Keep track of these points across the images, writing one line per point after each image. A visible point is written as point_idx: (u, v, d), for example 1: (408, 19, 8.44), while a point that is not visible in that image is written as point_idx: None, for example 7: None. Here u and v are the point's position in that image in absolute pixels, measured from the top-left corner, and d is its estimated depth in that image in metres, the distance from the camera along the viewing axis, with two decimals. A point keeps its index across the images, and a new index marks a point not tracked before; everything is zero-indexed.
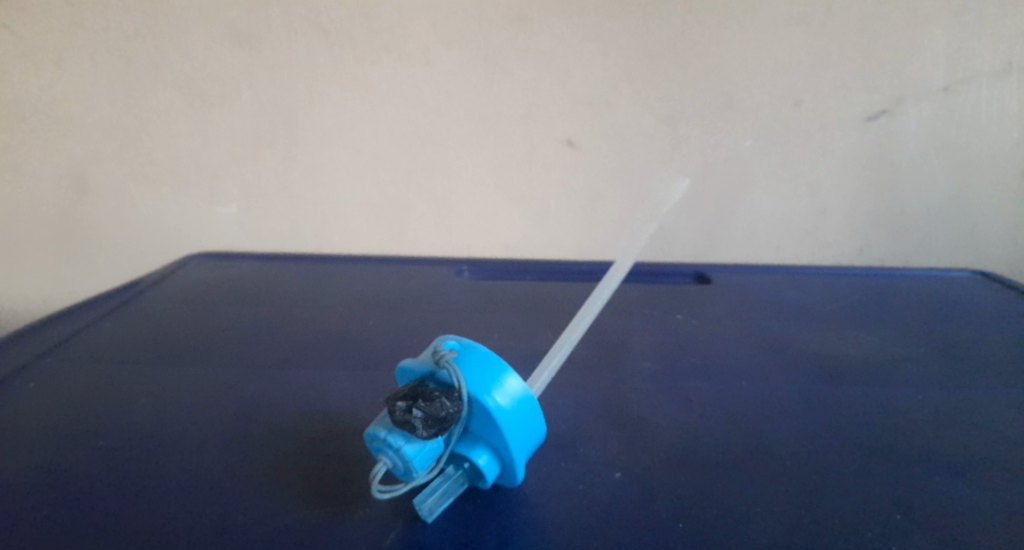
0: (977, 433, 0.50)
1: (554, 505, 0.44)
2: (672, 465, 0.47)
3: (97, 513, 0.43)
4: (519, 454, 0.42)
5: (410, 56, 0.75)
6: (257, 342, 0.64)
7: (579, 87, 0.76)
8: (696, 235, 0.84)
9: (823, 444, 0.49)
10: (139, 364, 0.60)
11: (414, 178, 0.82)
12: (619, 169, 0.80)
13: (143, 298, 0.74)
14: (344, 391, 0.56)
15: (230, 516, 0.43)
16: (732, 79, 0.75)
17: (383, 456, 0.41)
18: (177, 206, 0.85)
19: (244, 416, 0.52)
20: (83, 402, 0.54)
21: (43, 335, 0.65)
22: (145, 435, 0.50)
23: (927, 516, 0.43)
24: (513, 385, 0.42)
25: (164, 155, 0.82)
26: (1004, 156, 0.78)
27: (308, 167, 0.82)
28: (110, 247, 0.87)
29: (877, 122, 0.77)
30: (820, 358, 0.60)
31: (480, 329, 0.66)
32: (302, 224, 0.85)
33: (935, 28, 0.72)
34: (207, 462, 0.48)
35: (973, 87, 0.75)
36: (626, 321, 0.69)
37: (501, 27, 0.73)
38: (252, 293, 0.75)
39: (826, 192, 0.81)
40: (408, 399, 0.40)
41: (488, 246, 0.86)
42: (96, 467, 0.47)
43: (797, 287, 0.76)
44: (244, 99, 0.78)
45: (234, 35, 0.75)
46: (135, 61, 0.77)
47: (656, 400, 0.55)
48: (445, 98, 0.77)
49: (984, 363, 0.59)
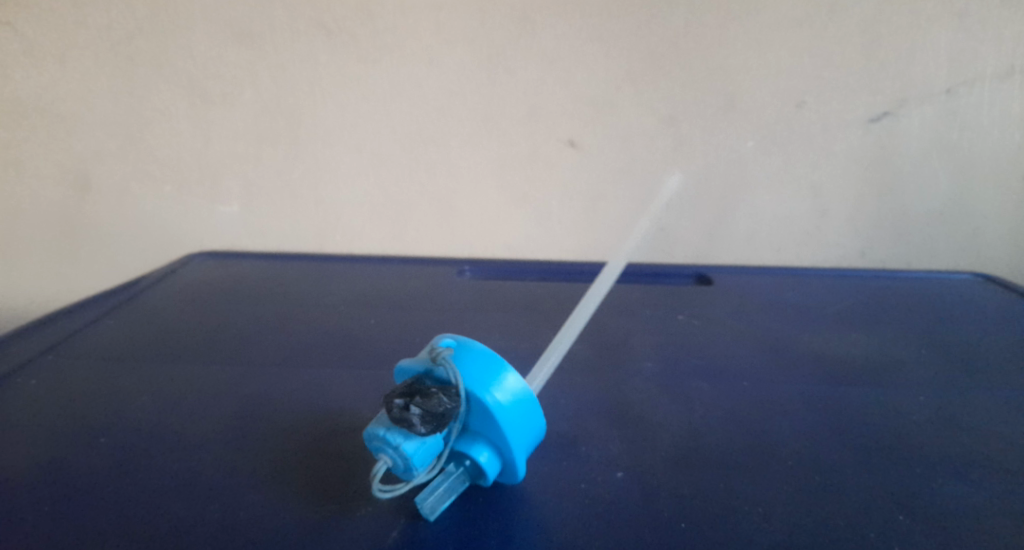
0: (979, 435, 0.50)
1: (556, 503, 0.44)
2: (674, 465, 0.47)
3: (99, 510, 0.43)
4: (519, 450, 0.42)
5: (412, 56, 0.75)
6: (259, 341, 0.64)
7: (581, 87, 0.76)
8: (697, 236, 0.84)
9: (824, 444, 0.49)
10: (141, 362, 0.60)
11: (416, 178, 0.82)
12: (621, 170, 0.80)
13: (144, 297, 0.74)
14: (346, 390, 0.56)
15: (232, 514, 0.43)
16: (734, 80, 0.75)
17: (383, 454, 0.41)
18: (179, 204, 0.85)
19: (246, 414, 0.52)
20: (84, 400, 0.54)
21: (45, 333, 0.65)
22: (146, 433, 0.50)
23: (929, 517, 0.43)
24: (512, 382, 0.42)
25: (166, 153, 0.82)
26: (1006, 158, 0.78)
27: (310, 166, 0.82)
28: (112, 245, 0.87)
29: (880, 123, 0.77)
30: (821, 359, 0.60)
31: (481, 329, 0.66)
32: (304, 222, 0.85)
33: (938, 30, 0.72)
34: (208, 461, 0.47)
35: (976, 90, 0.75)
36: (628, 321, 0.69)
37: (503, 27, 0.73)
38: (253, 292, 0.75)
39: (828, 193, 0.81)
40: (405, 396, 0.40)
41: (490, 246, 0.86)
42: (98, 465, 0.47)
43: (798, 288, 0.76)
44: (247, 98, 0.78)
45: (237, 34, 0.75)
46: (137, 59, 0.77)
47: (658, 400, 0.55)
48: (447, 98, 0.77)
49: (985, 365, 0.59)
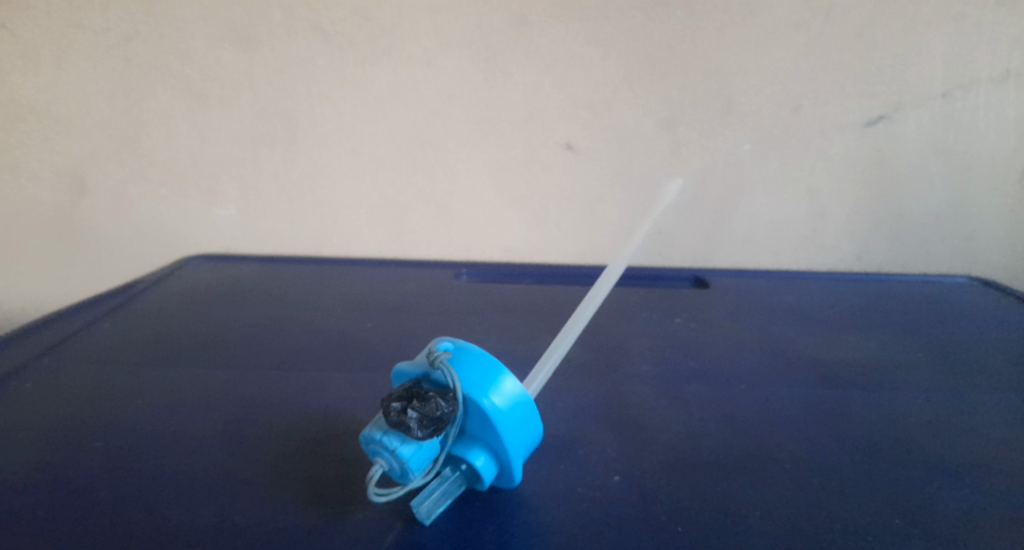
0: (976, 438, 0.50)
1: (554, 507, 0.44)
2: (672, 468, 0.47)
3: (95, 513, 0.43)
4: (516, 454, 0.42)
5: (410, 58, 0.75)
6: (256, 344, 0.64)
7: (579, 90, 0.76)
8: (695, 239, 0.84)
9: (822, 447, 0.49)
10: (138, 365, 0.60)
11: (413, 180, 0.82)
12: (618, 174, 0.80)
13: (141, 299, 0.74)
14: (342, 393, 0.55)
15: (228, 518, 0.43)
16: (731, 83, 0.75)
17: (379, 458, 0.41)
18: (176, 207, 0.85)
19: (242, 417, 0.52)
20: (80, 402, 0.54)
21: (41, 335, 0.64)
22: (143, 436, 0.50)
23: (927, 520, 0.43)
24: (510, 386, 0.42)
25: (164, 156, 0.82)
26: (1002, 161, 0.78)
27: (307, 168, 0.82)
28: (109, 248, 0.87)
29: (876, 127, 0.77)
30: (819, 362, 0.61)
31: (478, 332, 0.66)
32: (301, 225, 0.85)
33: (934, 34, 0.73)
34: (205, 464, 0.47)
35: (972, 93, 0.75)
36: (625, 324, 0.69)
37: (501, 31, 0.73)
38: (251, 295, 0.75)
39: (825, 196, 0.81)
40: (402, 400, 0.40)
41: (488, 249, 0.86)
42: (93, 468, 0.47)
43: (795, 291, 0.76)
44: (244, 101, 0.78)
45: (235, 37, 0.75)
46: (135, 62, 0.77)
47: (656, 403, 0.54)
48: (445, 101, 0.77)
49: (982, 368, 0.60)
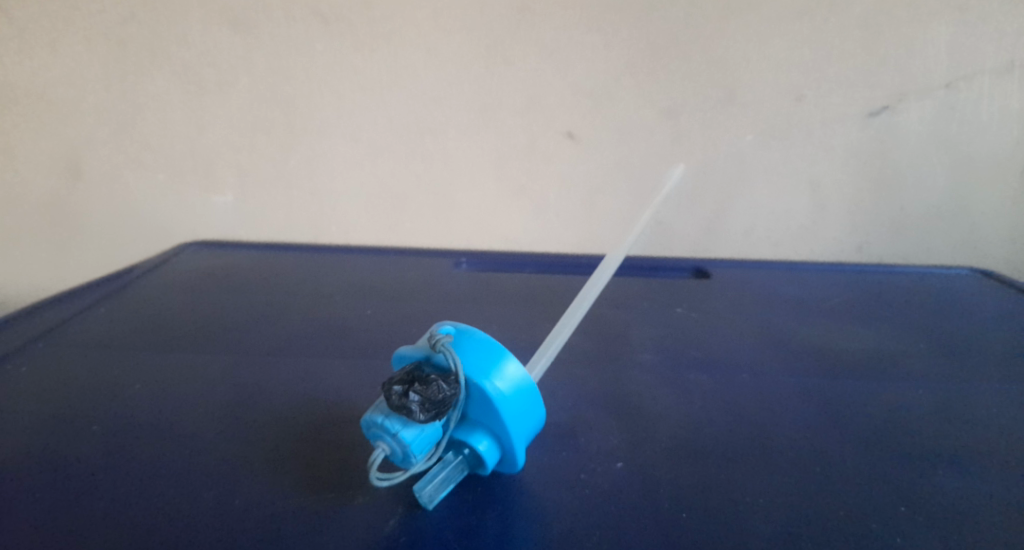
0: (979, 429, 0.50)
1: (556, 493, 0.44)
2: (675, 456, 0.47)
3: (90, 499, 0.43)
4: (519, 439, 0.42)
5: (411, 44, 0.75)
6: (255, 330, 0.63)
7: (580, 79, 0.76)
8: (695, 231, 0.84)
9: (825, 437, 0.49)
10: (135, 350, 0.59)
11: (413, 167, 0.81)
12: (620, 164, 0.80)
13: (137, 285, 0.73)
14: (343, 379, 0.55)
15: (227, 502, 0.43)
16: (733, 73, 0.75)
17: (380, 442, 0.40)
18: (174, 194, 0.84)
19: (242, 403, 0.52)
20: (75, 388, 0.54)
21: (38, 320, 0.64)
22: (139, 421, 0.50)
23: (932, 511, 0.43)
24: (512, 370, 0.42)
25: (161, 141, 0.81)
26: (1003, 154, 0.78)
27: (305, 155, 0.81)
28: (104, 235, 0.86)
29: (879, 118, 0.77)
30: (820, 353, 0.60)
31: (478, 320, 0.66)
32: (299, 214, 0.85)
33: (938, 25, 0.72)
34: (204, 449, 0.47)
35: (975, 85, 0.75)
36: (625, 314, 0.68)
37: (502, 17, 0.73)
38: (247, 282, 0.74)
39: (826, 188, 0.81)
40: (404, 383, 0.39)
41: (487, 239, 0.86)
42: (89, 453, 0.46)
43: (795, 282, 0.76)
44: (242, 86, 0.77)
45: (233, 21, 0.74)
46: (131, 45, 0.76)
47: (658, 392, 0.54)
48: (446, 87, 0.77)
49: (983, 359, 0.60)
